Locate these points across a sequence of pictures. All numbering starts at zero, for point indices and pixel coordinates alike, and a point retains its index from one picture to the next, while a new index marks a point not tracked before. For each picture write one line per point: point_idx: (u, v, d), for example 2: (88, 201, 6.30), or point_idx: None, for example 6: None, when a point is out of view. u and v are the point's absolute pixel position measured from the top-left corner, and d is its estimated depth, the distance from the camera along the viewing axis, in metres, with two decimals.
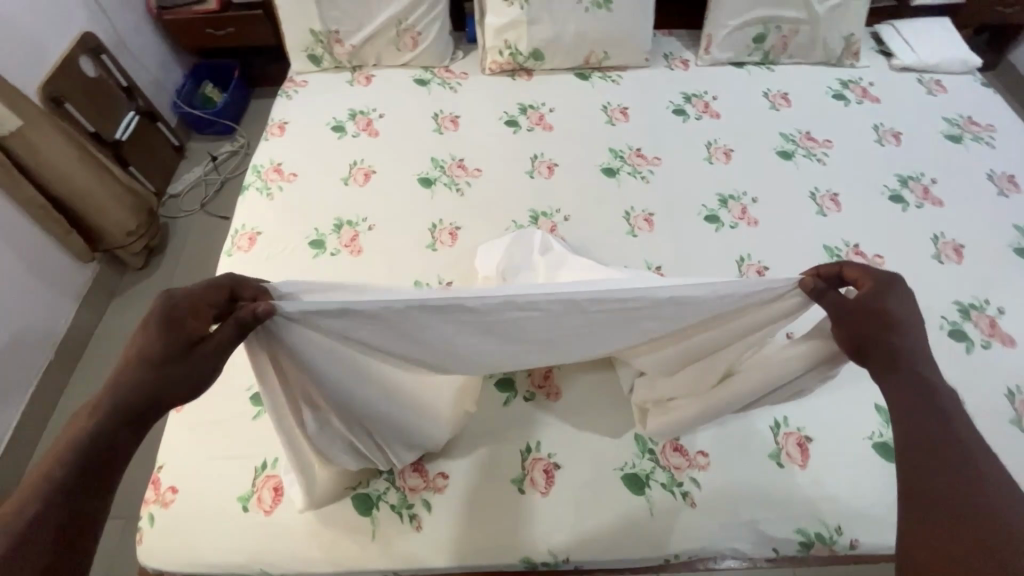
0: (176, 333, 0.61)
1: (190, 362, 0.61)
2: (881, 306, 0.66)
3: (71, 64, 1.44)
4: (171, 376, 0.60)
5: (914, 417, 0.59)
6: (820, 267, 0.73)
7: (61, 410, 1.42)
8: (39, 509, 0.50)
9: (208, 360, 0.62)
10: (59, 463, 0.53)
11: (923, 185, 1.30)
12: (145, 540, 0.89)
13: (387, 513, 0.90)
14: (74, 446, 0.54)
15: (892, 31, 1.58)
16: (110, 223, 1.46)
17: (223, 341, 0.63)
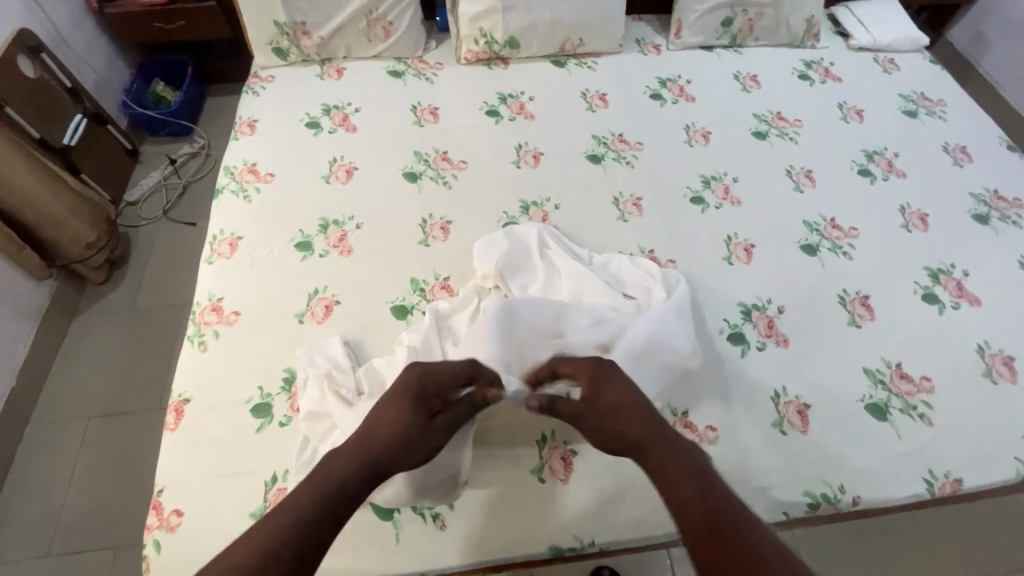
0: (423, 405, 0.79)
1: (428, 427, 0.78)
2: (604, 394, 0.82)
3: (10, 64, 1.32)
4: (412, 436, 0.77)
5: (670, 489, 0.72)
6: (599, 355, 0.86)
7: (28, 441, 1.31)
8: (291, 529, 0.63)
9: (439, 428, 0.79)
10: (316, 495, 0.67)
11: (887, 159, 1.37)
12: (152, 568, 0.84)
13: (409, 514, 0.88)
14: (330, 485, 0.69)
15: (847, 12, 1.65)
16: (67, 237, 1.36)
17: (453, 416, 0.81)
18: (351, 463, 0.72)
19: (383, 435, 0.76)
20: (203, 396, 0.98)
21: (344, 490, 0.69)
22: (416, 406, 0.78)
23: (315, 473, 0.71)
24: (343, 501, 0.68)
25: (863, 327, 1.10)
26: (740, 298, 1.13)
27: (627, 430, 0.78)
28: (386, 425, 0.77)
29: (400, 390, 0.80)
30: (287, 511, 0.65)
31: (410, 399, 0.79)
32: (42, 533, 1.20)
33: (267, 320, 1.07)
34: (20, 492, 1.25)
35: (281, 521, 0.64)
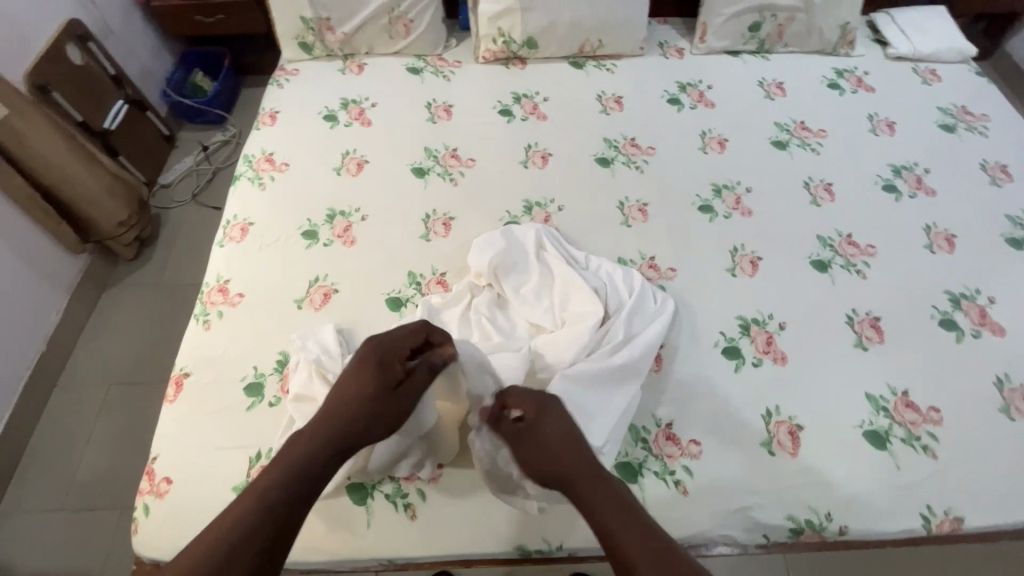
0: (383, 374, 0.83)
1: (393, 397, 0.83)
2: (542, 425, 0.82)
3: (59, 51, 1.42)
4: (375, 408, 0.81)
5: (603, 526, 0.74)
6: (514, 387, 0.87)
7: (53, 401, 1.41)
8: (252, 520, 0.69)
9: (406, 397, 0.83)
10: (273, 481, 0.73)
11: (916, 175, 1.30)
12: (140, 530, 0.90)
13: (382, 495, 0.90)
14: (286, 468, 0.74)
15: (887, 19, 1.56)
16: (101, 215, 1.45)
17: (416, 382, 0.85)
18: (314, 444, 0.77)
19: (344, 408, 0.81)
20: (200, 373, 1.03)
21: (307, 466, 0.75)
22: (374, 375, 0.83)
23: (278, 460, 0.75)
24: (307, 478, 0.74)
25: (870, 349, 1.05)
26: (740, 311, 1.10)
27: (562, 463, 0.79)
28: (346, 397, 0.82)
29: (356, 364, 0.85)
30: (249, 496, 0.71)
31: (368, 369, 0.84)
32: (58, 490, 1.29)
33: (268, 304, 1.11)
34: (43, 448, 1.34)
35: (243, 507, 0.69)
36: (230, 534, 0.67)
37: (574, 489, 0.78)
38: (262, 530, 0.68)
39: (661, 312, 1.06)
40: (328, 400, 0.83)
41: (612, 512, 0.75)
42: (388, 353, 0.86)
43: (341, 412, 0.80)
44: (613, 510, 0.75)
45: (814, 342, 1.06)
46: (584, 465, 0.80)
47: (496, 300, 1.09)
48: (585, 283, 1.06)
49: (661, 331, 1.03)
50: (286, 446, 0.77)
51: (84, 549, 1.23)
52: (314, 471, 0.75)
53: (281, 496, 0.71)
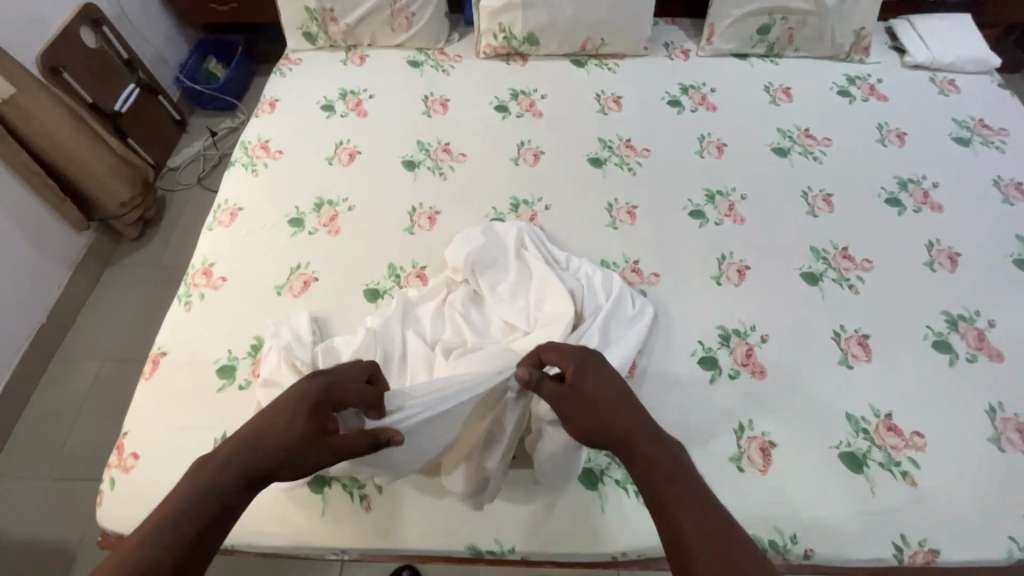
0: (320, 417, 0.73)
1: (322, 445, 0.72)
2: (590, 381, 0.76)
3: (72, 35, 1.48)
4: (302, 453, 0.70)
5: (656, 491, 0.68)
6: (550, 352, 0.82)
7: (50, 373, 1.46)
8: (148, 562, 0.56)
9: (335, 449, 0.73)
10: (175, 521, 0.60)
11: (923, 189, 1.24)
12: (105, 502, 0.92)
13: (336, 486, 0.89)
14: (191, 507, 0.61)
15: (907, 25, 1.50)
16: (105, 194, 1.49)
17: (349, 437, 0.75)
18: (227, 480, 0.65)
19: (270, 444, 0.69)
20: (176, 353, 1.05)
21: (226, 496, 0.64)
22: (312, 417, 0.72)
23: (184, 493, 0.63)
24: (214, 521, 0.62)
25: (855, 367, 1.01)
26: (722, 321, 1.06)
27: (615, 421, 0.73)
28: (274, 431, 0.70)
29: (295, 396, 0.73)
30: (161, 515, 0.60)
31: (304, 408, 0.72)
32: (48, 457, 1.35)
33: (249, 289, 1.12)
34: (38, 417, 1.40)
35: (153, 527, 0.59)
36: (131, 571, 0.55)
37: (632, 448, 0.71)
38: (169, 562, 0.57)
39: (639, 318, 1.04)
40: (248, 430, 0.70)
41: (666, 478, 0.68)
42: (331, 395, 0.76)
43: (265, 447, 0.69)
44: (667, 485, 0.67)
45: (796, 357, 1.02)
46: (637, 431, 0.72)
47: (472, 296, 1.08)
48: (563, 285, 1.04)
49: (635, 337, 1.00)
50: (196, 479, 0.64)
51: (68, 516, 1.28)
52: (228, 510, 0.64)
53: (192, 531, 0.60)
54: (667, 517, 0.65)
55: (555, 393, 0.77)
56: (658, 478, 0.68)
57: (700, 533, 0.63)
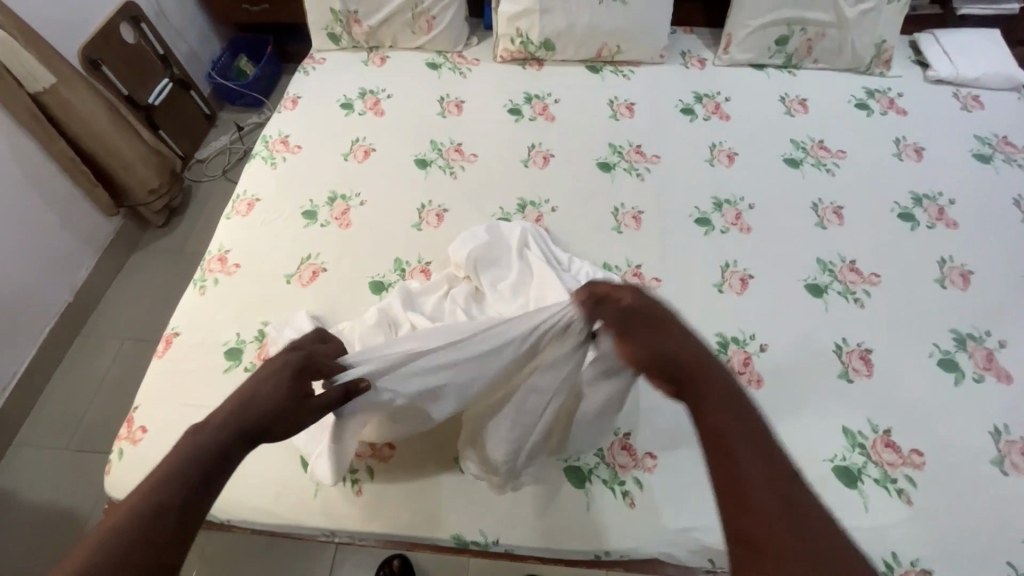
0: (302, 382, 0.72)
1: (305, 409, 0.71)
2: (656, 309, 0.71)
3: (112, 31, 1.56)
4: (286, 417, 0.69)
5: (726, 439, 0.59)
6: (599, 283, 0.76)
7: (75, 349, 1.55)
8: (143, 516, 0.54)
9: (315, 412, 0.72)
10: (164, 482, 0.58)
11: (938, 205, 1.21)
12: (113, 472, 0.97)
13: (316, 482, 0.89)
14: (179, 469, 0.59)
15: (932, 39, 1.47)
16: (134, 181, 1.56)
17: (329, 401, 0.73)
18: (218, 438, 0.63)
19: (258, 405, 0.67)
20: (189, 334, 1.09)
21: (224, 453, 0.63)
22: (292, 375, 0.71)
23: (176, 454, 0.61)
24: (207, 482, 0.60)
25: (855, 382, 0.99)
26: (721, 328, 1.06)
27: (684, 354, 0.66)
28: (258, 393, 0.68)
29: (275, 363, 0.72)
30: (161, 471, 0.58)
31: (290, 373, 0.71)
32: (69, 429, 1.43)
33: (261, 276, 1.16)
34: (62, 389, 1.49)
35: (155, 478, 0.57)
36: (127, 526, 0.53)
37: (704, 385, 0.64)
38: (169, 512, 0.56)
39: None
40: (234, 398, 0.68)
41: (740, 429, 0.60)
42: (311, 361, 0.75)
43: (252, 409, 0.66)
44: (734, 423, 0.59)
45: (794, 368, 1.01)
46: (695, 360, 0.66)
47: (472, 293, 1.10)
48: (560, 284, 1.05)
49: None
50: (188, 441, 0.62)
51: (82, 484, 1.36)
52: (224, 467, 0.62)
53: (193, 485, 0.58)
54: (730, 459, 0.57)
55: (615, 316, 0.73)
56: (724, 416, 0.60)
57: (773, 486, 0.55)
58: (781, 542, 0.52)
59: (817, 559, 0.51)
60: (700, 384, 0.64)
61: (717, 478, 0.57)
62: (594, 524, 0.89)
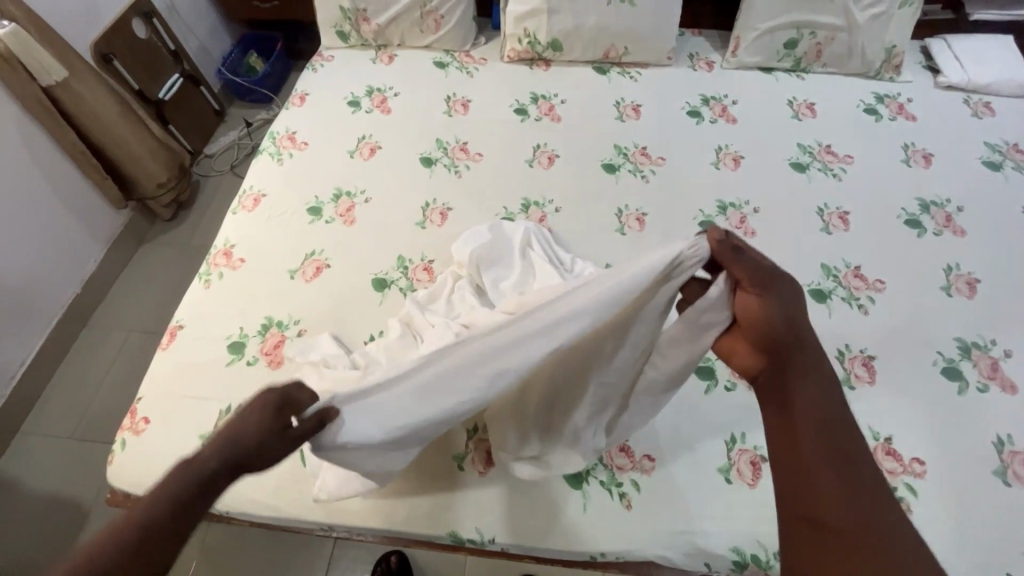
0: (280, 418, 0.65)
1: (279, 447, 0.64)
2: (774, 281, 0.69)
3: (124, 26, 1.58)
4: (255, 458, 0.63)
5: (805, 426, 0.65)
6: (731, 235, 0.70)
7: (81, 341, 1.57)
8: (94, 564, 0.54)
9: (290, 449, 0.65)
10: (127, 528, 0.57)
11: (946, 212, 1.20)
12: (115, 462, 0.98)
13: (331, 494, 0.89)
14: (144, 513, 0.58)
15: (943, 45, 1.46)
16: (144, 175, 1.58)
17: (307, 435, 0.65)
18: (188, 483, 0.60)
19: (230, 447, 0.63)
20: (192, 327, 1.11)
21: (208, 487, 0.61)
22: (269, 406, 0.65)
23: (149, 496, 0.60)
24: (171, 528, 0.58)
25: (857, 389, 0.99)
26: None
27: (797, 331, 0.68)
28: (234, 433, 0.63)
29: (256, 398, 0.66)
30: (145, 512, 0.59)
31: (268, 409, 0.64)
32: (74, 418, 1.45)
33: (265, 271, 1.17)
34: (68, 379, 1.51)
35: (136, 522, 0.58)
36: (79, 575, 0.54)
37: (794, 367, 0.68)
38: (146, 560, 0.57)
39: None
40: (218, 435, 0.64)
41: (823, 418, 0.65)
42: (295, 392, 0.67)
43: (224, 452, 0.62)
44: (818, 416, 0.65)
45: None
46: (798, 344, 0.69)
47: (474, 290, 1.10)
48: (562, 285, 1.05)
49: None
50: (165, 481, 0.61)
51: (86, 474, 1.37)
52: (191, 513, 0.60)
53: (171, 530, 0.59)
54: (798, 454, 0.64)
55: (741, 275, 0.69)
56: (818, 407, 0.66)
57: (848, 480, 0.62)
58: (846, 522, 0.61)
59: (876, 548, 0.59)
60: (798, 361, 0.68)
61: (791, 452, 0.65)
62: (593, 525, 0.89)
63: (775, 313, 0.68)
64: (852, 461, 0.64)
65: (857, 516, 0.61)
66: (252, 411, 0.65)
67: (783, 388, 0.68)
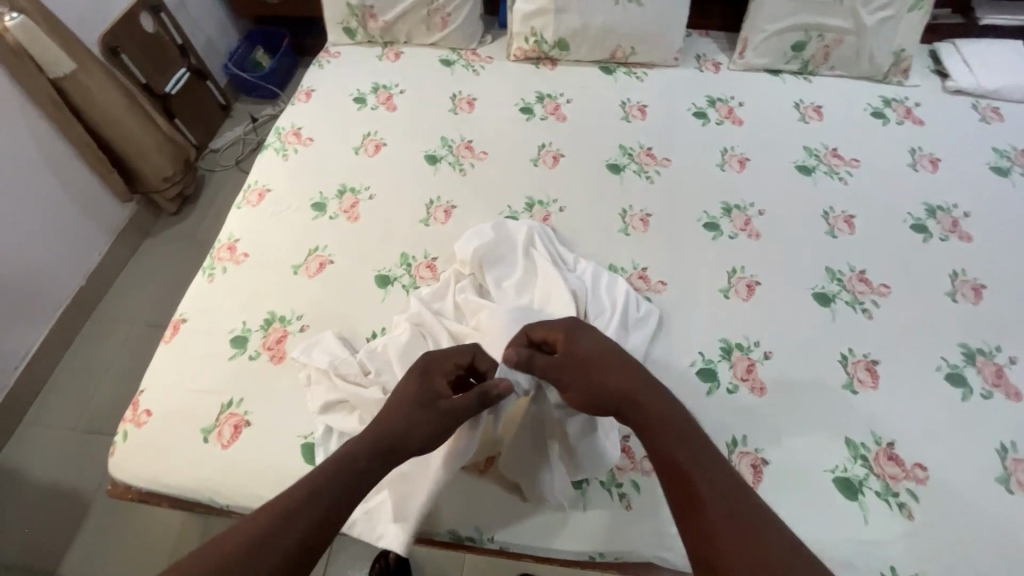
0: (428, 389, 0.82)
1: (431, 411, 0.80)
2: (579, 343, 0.85)
3: (132, 19, 1.59)
4: (415, 420, 0.79)
5: (665, 455, 0.73)
6: (532, 333, 0.89)
7: (85, 333, 1.58)
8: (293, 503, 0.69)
9: (445, 414, 0.80)
10: (317, 478, 0.72)
11: (952, 217, 1.20)
12: (117, 453, 0.99)
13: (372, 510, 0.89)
14: (332, 462, 0.74)
15: (952, 49, 1.45)
16: (149, 169, 1.58)
17: (458, 406, 0.80)
18: (360, 442, 0.76)
19: (392, 415, 0.80)
20: (195, 320, 1.11)
21: (352, 469, 0.73)
22: (417, 386, 0.83)
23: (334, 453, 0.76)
24: (352, 474, 0.73)
25: (860, 394, 0.98)
26: (725, 334, 1.05)
27: (614, 376, 0.81)
28: (394, 405, 0.81)
29: (407, 379, 0.84)
30: (276, 509, 0.68)
31: (416, 379, 0.84)
32: (76, 410, 1.45)
33: (268, 266, 1.17)
34: (71, 371, 1.51)
35: (264, 522, 0.66)
36: (288, 504, 0.68)
37: (636, 404, 0.78)
38: (292, 546, 0.66)
39: (642, 323, 1.04)
40: (385, 409, 0.82)
41: (676, 439, 0.74)
42: (435, 367, 0.86)
43: (390, 418, 0.79)
44: (676, 441, 0.73)
45: (798, 377, 1.00)
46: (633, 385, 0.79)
47: (478, 289, 1.10)
48: (565, 284, 1.05)
49: (633, 341, 1.01)
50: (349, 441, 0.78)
51: (87, 467, 1.38)
52: (371, 463, 0.75)
53: (314, 515, 0.69)
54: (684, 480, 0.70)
55: (546, 365, 0.83)
56: (668, 431, 0.75)
57: (718, 494, 0.68)
58: (724, 529, 0.66)
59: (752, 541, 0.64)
60: (644, 399, 0.78)
61: (666, 479, 0.72)
62: (598, 527, 0.88)
63: (598, 370, 0.82)
64: (718, 477, 0.70)
65: (739, 526, 0.66)
66: (406, 385, 0.84)
67: (644, 429, 0.77)
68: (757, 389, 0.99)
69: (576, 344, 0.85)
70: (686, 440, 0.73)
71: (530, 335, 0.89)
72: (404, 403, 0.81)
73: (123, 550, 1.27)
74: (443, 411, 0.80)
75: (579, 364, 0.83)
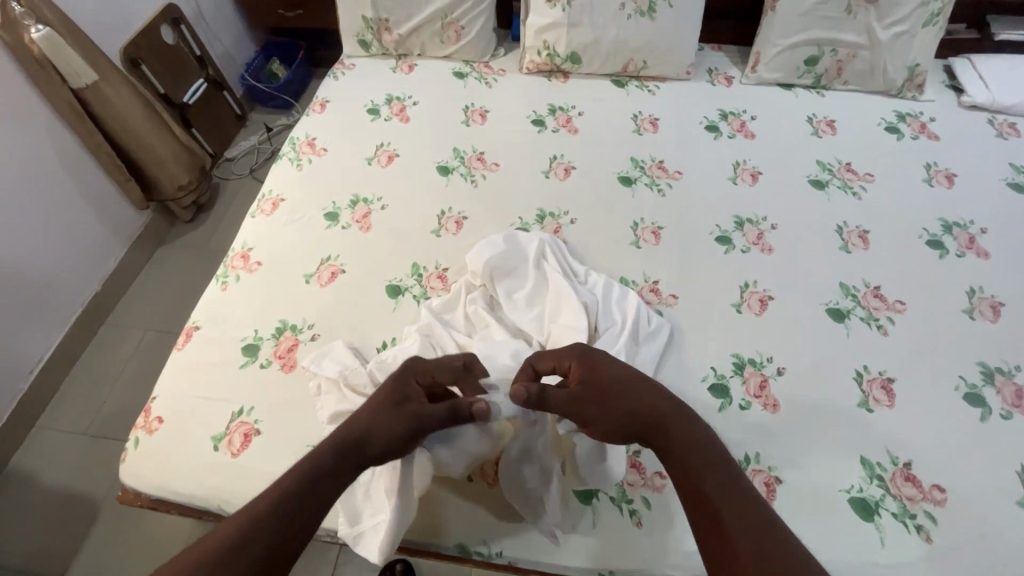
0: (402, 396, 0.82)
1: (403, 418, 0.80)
2: (598, 370, 0.82)
3: (153, 31, 1.63)
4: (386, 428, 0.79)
5: (694, 487, 0.71)
6: (538, 364, 0.84)
7: (99, 338, 1.59)
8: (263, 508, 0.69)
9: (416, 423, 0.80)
10: (286, 483, 0.71)
11: (969, 234, 1.18)
12: (128, 459, 1.00)
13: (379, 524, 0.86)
14: (301, 469, 0.73)
15: (967, 64, 1.45)
16: (166, 177, 1.61)
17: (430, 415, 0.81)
18: (328, 446, 0.76)
19: (364, 421, 0.79)
20: (208, 328, 1.12)
21: (320, 472, 0.74)
22: (391, 392, 0.82)
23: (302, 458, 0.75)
24: (322, 483, 0.73)
25: (875, 412, 0.97)
26: (737, 349, 1.05)
27: (643, 399, 0.79)
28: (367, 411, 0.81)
29: (384, 386, 0.84)
30: (248, 513, 0.68)
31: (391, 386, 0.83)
32: (87, 415, 1.47)
33: (280, 274, 1.18)
34: (85, 376, 1.53)
35: (233, 526, 0.66)
36: (256, 511, 0.68)
37: (664, 428, 0.76)
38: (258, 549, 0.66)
39: (653, 337, 1.03)
40: (355, 415, 0.81)
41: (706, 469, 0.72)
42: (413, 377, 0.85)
43: (360, 423, 0.79)
44: (707, 472, 0.72)
45: (812, 394, 0.99)
46: (667, 408, 0.78)
47: (488, 301, 1.10)
48: (575, 296, 1.04)
49: (644, 354, 1.00)
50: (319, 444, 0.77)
51: (97, 472, 1.38)
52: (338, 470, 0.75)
53: (283, 518, 0.69)
54: (711, 514, 0.68)
55: (563, 396, 0.79)
56: (700, 461, 0.73)
57: (741, 526, 0.66)
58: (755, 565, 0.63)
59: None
60: (675, 424, 0.76)
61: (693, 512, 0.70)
62: (606, 544, 0.87)
63: (624, 394, 0.79)
64: (749, 513, 0.68)
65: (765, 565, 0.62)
66: (381, 393, 0.83)
67: (669, 458, 0.75)
68: (770, 405, 0.98)
69: (595, 368, 0.82)
70: (717, 471, 0.72)
71: (536, 367, 0.84)
72: (377, 410, 0.80)
73: (130, 556, 1.28)
74: (417, 420, 0.80)
75: (600, 392, 0.79)
